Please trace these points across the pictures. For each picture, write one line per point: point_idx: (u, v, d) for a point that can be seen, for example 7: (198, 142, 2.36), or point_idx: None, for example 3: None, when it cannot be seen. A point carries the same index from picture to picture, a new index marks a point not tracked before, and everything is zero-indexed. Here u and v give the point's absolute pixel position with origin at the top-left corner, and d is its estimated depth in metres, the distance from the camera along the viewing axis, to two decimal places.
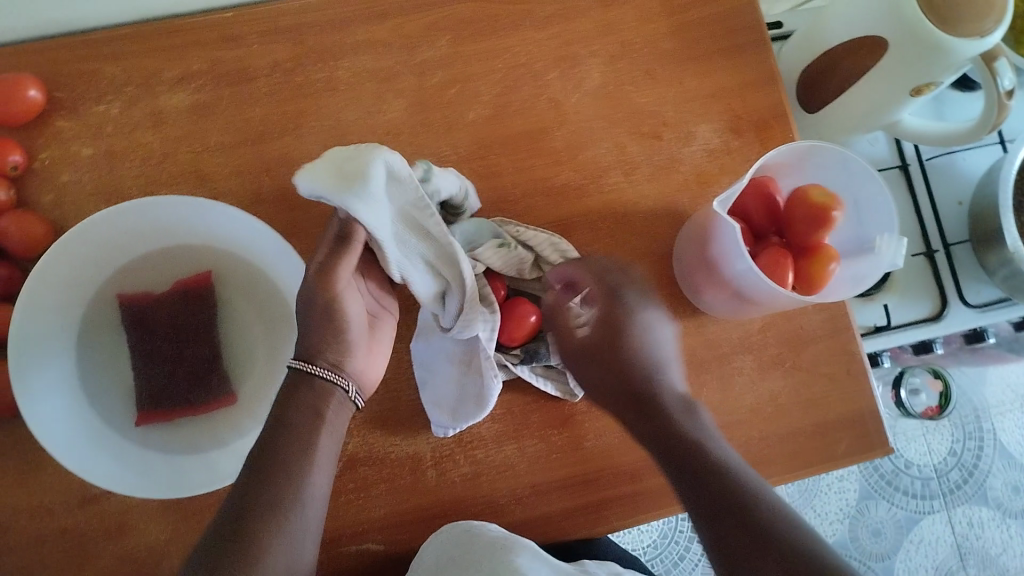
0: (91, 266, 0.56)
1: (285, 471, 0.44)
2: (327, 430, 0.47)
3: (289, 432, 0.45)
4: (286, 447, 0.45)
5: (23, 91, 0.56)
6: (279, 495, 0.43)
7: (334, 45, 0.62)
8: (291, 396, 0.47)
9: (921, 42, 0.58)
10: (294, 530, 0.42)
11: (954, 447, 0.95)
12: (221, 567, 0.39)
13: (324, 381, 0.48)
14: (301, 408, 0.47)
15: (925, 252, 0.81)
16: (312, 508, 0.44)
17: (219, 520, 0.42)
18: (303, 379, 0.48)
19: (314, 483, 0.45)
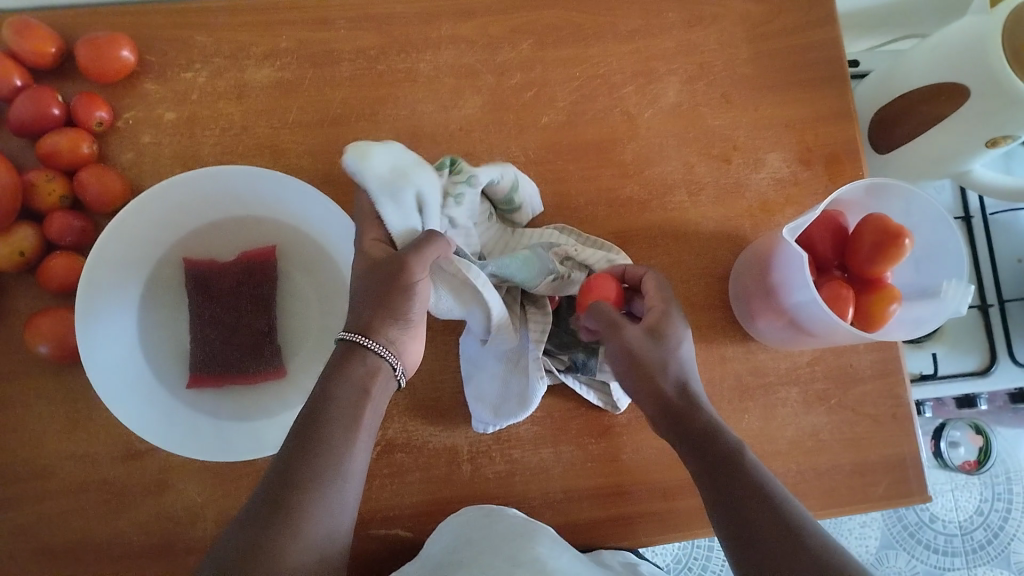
0: (163, 227, 0.57)
1: (326, 445, 0.43)
2: (373, 406, 0.46)
3: (334, 404, 0.44)
4: (330, 421, 0.44)
5: (117, 50, 0.58)
6: (319, 468, 0.41)
7: (419, 37, 0.63)
8: (343, 367, 0.46)
9: (1005, 94, 0.57)
10: (331, 504, 0.41)
11: (982, 507, 0.93)
12: (259, 539, 0.38)
13: (376, 356, 0.47)
14: (349, 382, 0.45)
15: (979, 305, 0.81)
16: (351, 483, 0.43)
17: (259, 490, 0.41)
18: (356, 352, 0.47)
19: (354, 456, 0.44)
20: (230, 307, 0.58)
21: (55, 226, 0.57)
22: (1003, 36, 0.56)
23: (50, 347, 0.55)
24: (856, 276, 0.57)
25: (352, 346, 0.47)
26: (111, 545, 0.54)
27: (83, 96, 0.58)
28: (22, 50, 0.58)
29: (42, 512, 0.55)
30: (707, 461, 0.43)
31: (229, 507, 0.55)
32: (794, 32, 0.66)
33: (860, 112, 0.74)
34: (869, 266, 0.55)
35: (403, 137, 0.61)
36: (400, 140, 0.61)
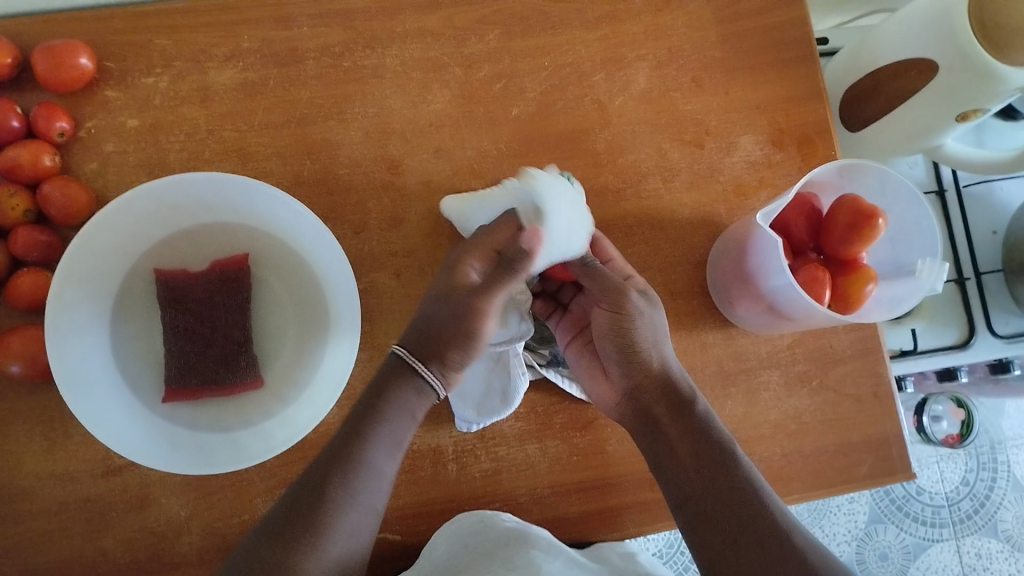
0: (132, 239, 0.56)
1: (363, 458, 0.46)
2: (411, 429, 0.49)
3: (375, 418, 0.47)
4: (369, 435, 0.47)
5: (75, 59, 0.57)
6: (356, 480, 0.45)
7: (384, 33, 0.62)
8: (396, 382, 0.49)
9: (974, 68, 0.57)
10: (360, 516, 0.44)
11: (968, 477, 0.94)
12: (294, 537, 0.41)
13: (428, 385, 0.50)
14: (397, 402, 0.48)
15: (956, 279, 0.82)
16: (379, 496, 0.46)
17: (301, 486, 0.44)
18: (409, 375, 0.49)
19: (384, 470, 0.47)
20: (204, 318, 0.57)
21: (21, 241, 0.56)
22: (970, 11, 0.56)
23: (22, 367, 0.54)
24: (833, 258, 0.57)
25: (407, 369, 0.49)
26: (94, 564, 0.54)
27: (42, 107, 0.57)
28: None
29: (22, 534, 0.54)
30: (700, 446, 0.49)
31: (212, 519, 0.55)
32: (762, 13, 0.65)
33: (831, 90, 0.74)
34: (845, 247, 0.55)
35: (372, 135, 0.61)
36: (369, 139, 0.60)
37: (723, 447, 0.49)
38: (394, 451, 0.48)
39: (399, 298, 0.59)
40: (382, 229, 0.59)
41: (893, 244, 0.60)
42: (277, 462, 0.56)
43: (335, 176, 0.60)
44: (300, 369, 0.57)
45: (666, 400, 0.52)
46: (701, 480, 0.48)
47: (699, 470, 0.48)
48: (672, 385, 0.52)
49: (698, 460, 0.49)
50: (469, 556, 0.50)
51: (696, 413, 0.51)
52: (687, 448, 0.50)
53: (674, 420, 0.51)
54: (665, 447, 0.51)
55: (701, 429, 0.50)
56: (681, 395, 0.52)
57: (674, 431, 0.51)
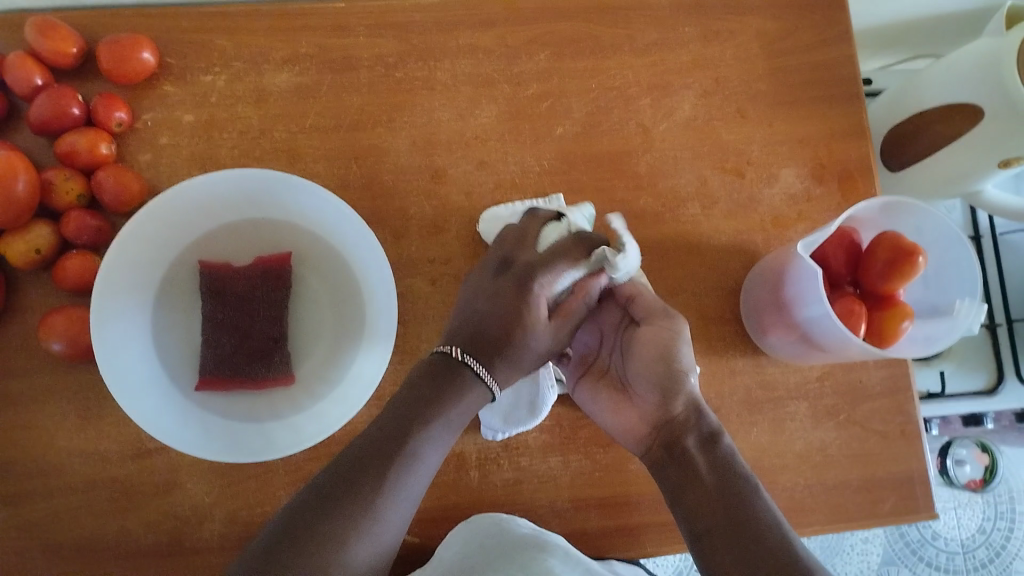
0: (181, 229, 0.58)
1: (406, 450, 0.44)
2: (459, 423, 0.47)
3: (422, 410, 0.45)
4: (416, 427, 0.45)
5: (138, 52, 0.58)
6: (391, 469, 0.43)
7: (438, 46, 0.63)
8: (451, 375, 0.47)
9: (1020, 115, 0.57)
10: (394, 504, 0.42)
11: (984, 525, 0.92)
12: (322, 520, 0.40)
13: (483, 385, 0.48)
14: (449, 396, 0.47)
15: (986, 324, 0.81)
16: (418, 490, 0.44)
17: (336, 469, 0.42)
18: (464, 376, 0.47)
19: (428, 465, 0.45)
20: (243, 313, 0.58)
21: (72, 225, 0.57)
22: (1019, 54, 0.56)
23: (63, 346, 0.55)
24: (870, 292, 0.57)
25: (461, 367, 0.48)
26: (118, 544, 0.54)
27: (103, 96, 0.58)
28: (44, 50, 0.58)
29: (50, 510, 0.55)
30: (726, 478, 0.46)
31: (236, 509, 0.55)
32: (809, 50, 0.66)
33: (873, 129, 0.74)
34: (882, 283, 0.55)
35: (419, 144, 0.62)
36: (416, 147, 0.62)
37: (750, 481, 0.46)
38: (439, 443, 0.46)
39: (434, 305, 0.60)
40: (423, 236, 0.60)
41: (929, 283, 0.60)
42: (304, 457, 0.56)
43: (381, 181, 0.61)
44: (334, 368, 0.58)
45: (696, 432, 0.49)
46: (722, 514, 0.45)
47: (724, 501, 0.45)
48: (700, 418, 0.50)
49: (724, 492, 0.46)
50: (483, 554, 0.50)
51: (723, 447, 0.48)
52: (713, 479, 0.46)
53: (698, 451, 0.48)
54: (687, 479, 0.47)
55: (728, 462, 0.47)
56: (706, 428, 0.49)
57: (699, 462, 0.48)
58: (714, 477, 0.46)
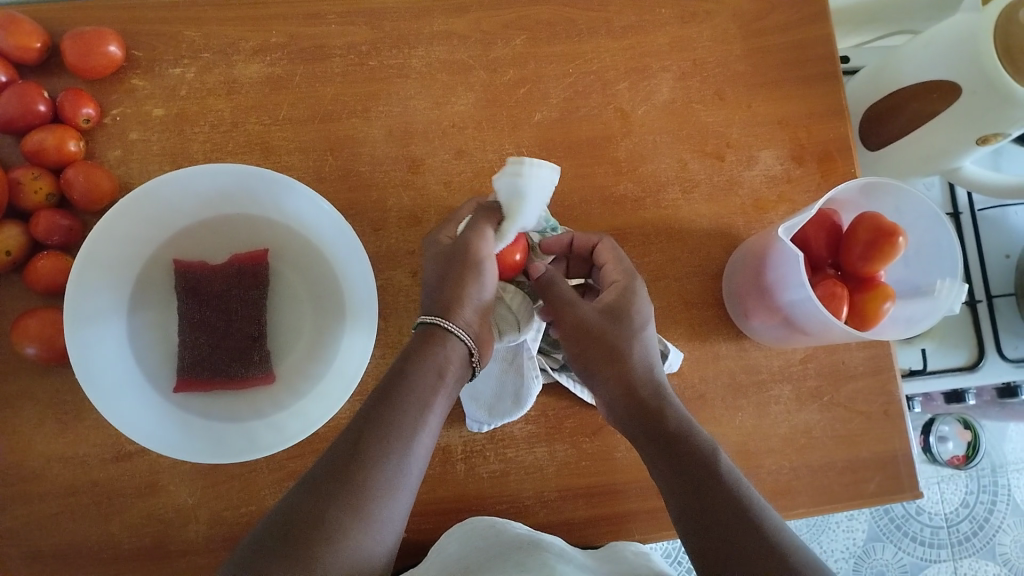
0: (154, 227, 0.56)
1: (396, 432, 0.43)
2: (443, 394, 0.47)
3: (412, 390, 0.45)
4: (399, 410, 0.44)
5: (104, 46, 0.57)
6: (385, 450, 0.42)
7: (412, 34, 0.62)
8: (425, 348, 0.47)
9: (993, 89, 0.57)
10: (393, 485, 0.42)
11: (967, 499, 0.94)
12: (324, 512, 0.39)
13: (456, 339, 0.48)
14: (425, 370, 0.46)
15: (967, 301, 0.82)
16: (417, 473, 0.44)
17: (328, 461, 0.42)
18: (436, 335, 0.48)
19: (422, 447, 0.44)
20: (221, 312, 0.57)
21: (42, 225, 0.56)
22: (994, 33, 0.56)
23: (37, 349, 0.54)
24: (850, 274, 0.57)
25: (431, 328, 0.48)
26: (100, 548, 0.54)
27: (69, 92, 0.57)
28: (7, 46, 0.57)
29: (31, 515, 0.54)
30: (679, 460, 0.45)
31: (220, 509, 0.55)
32: (786, 30, 0.66)
33: (851, 108, 0.74)
34: (863, 265, 0.55)
35: (395, 134, 0.61)
36: (393, 137, 0.61)
37: (705, 452, 0.45)
38: (434, 421, 0.46)
39: (415, 297, 0.59)
40: (402, 227, 0.60)
41: (909, 263, 0.61)
42: (287, 455, 0.56)
43: (358, 173, 0.60)
44: (314, 364, 0.57)
45: (642, 413, 0.47)
46: (682, 491, 0.43)
47: (682, 482, 0.44)
48: (635, 401, 0.48)
49: (677, 472, 0.44)
50: (481, 549, 0.49)
51: (671, 427, 0.46)
52: (667, 464, 0.45)
53: (649, 437, 0.47)
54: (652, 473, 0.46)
55: (681, 439, 0.46)
56: (648, 410, 0.48)
57: (652, 451, 0.46)
58: (667, 456, 0.45)
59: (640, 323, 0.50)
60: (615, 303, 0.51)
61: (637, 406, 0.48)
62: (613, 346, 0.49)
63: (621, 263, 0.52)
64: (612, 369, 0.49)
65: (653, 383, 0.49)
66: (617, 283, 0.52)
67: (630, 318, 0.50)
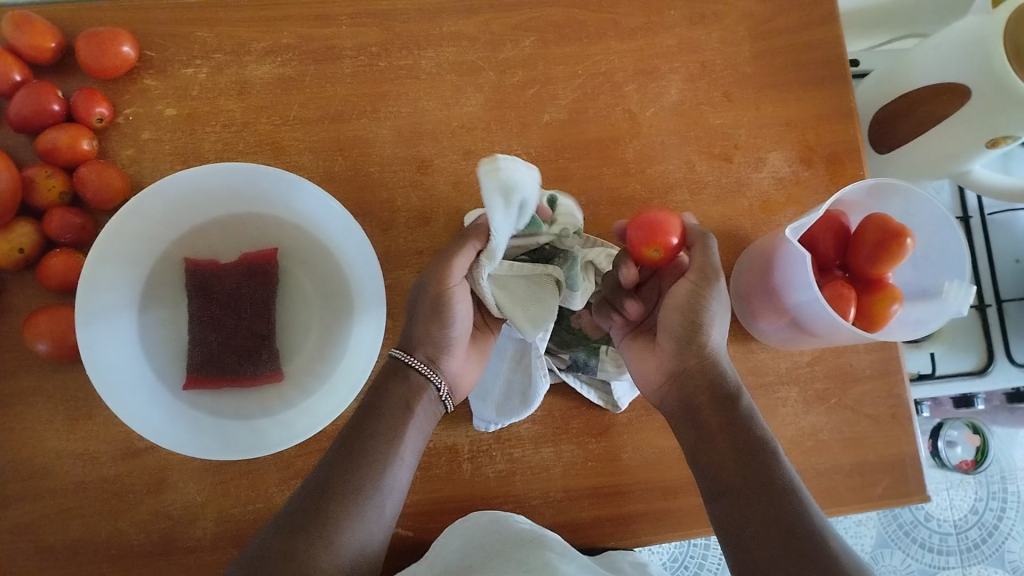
0: (164, 226, 0.57)
1: (367, 464, 0.46)
2: (414, 422, 0.50)
3: (382, 423, 0.48)
4: (370, 443, 0.47)
5: (117, 46, 0.58)
6: (355, 481, 0.45)
7: (421, 35, 0.63)
8: (390, 382, 0.51)
9: (1003, 93, 0.57)
10: (365, 512, 0.44)
11: (977, 505, 0.93)
12: (297, 539, 0.42)
13: (420, 377, 0.52)
14: (395, 406, 0.50)
15: (976, 305, 0.82)
16: (392, 499, 0.47)
17: (302, 492, 0.45)
18: (403, 372, 0.51)
19: (395, 478, 0.47)
20: (230, 310, 0.58)
21: (55, 224, 0.56)
22: (1004, 37, 0.56)
23: (49, 345, 0.54)
24: (858, 275, 0.57)
25: (399, 365, 0.52)
26: (109, 545, 0.54)
27: (82, 92, 0.58)
28: (22, 45, 0.57)
29: (41, 511, 0.54)
30: (744, 444, 0.46)
31: (228, 506, 0.55)
32: (795, 32, 0.66)
33: (860, 110, 0.74)
34: (871, 266, 0.55)
35: (404, 135, 0.61)
36: (402, 138, 0.61)
37: (768, 445, 0.46)
38: (408, 448, 0.49)
39: None
40: (411, 227, 0.60)
41: (918, 264, 0.60)
42: (295, 452, 0.56)
43: (367, 173, 0.60)
44: (322, 363, 0.57)
45: (713, 391, 0.49)
46: (739, 474, 0.45)
47: (744, 468, 0.45)
48: (713, 379, 0.50)
49: (738, 454, 0.46)
50: (482, 549, 0.49)
51: (741, 409, 0.48)
52: (727, 439, 0.47)
53: (716, 416, 0.48)
54: (704, 439, 0.48)
55: (747, 424, 0.47)
56: (722, 389, 0.49)
57: (714, 423, 0.48)
58: (732, 439, 0.47)
59: (711, 316, 0.51)
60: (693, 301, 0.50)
61: (712, 386, 0.50)
62: (692, 338, 0.50)
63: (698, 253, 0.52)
64: (685, 350, 0.51)
65: (718, 367, 0.50)
66: (687, 278, 0.51)
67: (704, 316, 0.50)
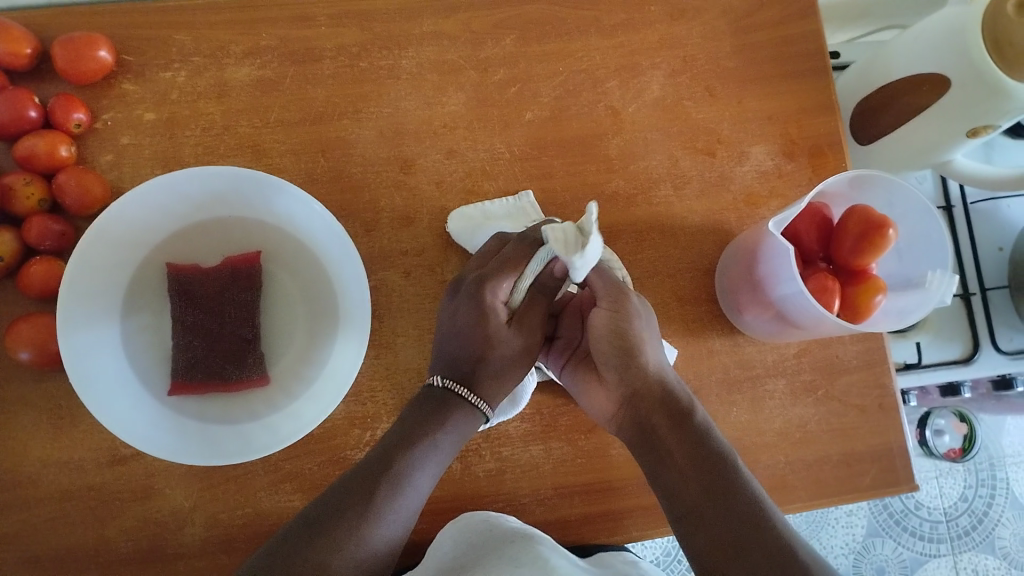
0: (146, 231, 0.57)
1: (394, 483, 0.45)
2: (451, 449, 0.49)
3: (419, 444, 0.47)
4: (402, 462, 0.46)
5: (95, 51, 0.57)
6: (378, 500, 0.44)
7: (402, 34, 0.62)
8: (449, 412, 0.49)
9: (982, 81, 0.57)
10: (380, 531, 0.43)
11: (966, 493, 0.94)
12: (305, 554, 0.41)
13: (471, 407, 0.50)
14: (438, 427, 0.48)
15: (961, 294, 0.82)
16: (410, 519, 0.46)
17: (317, 507, 0.44)
18: (450, 401, 0.50)
19: (417, 498, 0.46)
20: (213, 315, 0.57)
21: (35, 231, 0.56)
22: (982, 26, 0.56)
23: (31, 354, 0.54)
24: (842, 267, 0.57)
25: (447, 395, 0.50)
26: (97, 553, 0.54)
27: (60, 98, 0.57)
28: None
29: (27, 521, 0.54)
30: (699, 458, 0.45)
31: (216, 511, 0.55)
32: (775, 25, 0.66)
33: (842, 102, 0.74)
34: (854, 258, 0.55)
35: (386, 135, 0.61)
36: (384, 138, 0.61)
37: (726, 457, 0.45)
38: (433, 471, 0.48)
39: (408, 296, 0.59)
40: (395, 228, 0.60)
41: (901, 255, 0.61)
42: (283, 456, 0.56)
43: (350, 174, 0.60)
44: (308, 365, 0.57)
45: (664, 409, 0.48)
46: (699, 491, 0.44)
47: (700, 485, 0.44)
48: (667, 398, 0.49)
49: (696, 468, 0.45)
50: (473, 550, 0.50)
51: (695, 422, 0.47)
52: (686, 457, 0.46)
53: (671, 435, 0.47)
54: (661, 461, 0.47)
55: (703, 438, 0.46)
56: (676, 407, 0.48)
57: (670, 441, 0.47)
58: (689, 455, 0.46)
59: (640, 336, 0.51)
60: (616, 328, 0.51)
61: (661, 404, 0.48)
62: (619, 364, 0.50)
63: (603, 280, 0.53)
64: (626, 370, 0.50)
65: (664, 381, 0.49)
66: (602, 307, 0.51)
67: (630, 338, 0.50)
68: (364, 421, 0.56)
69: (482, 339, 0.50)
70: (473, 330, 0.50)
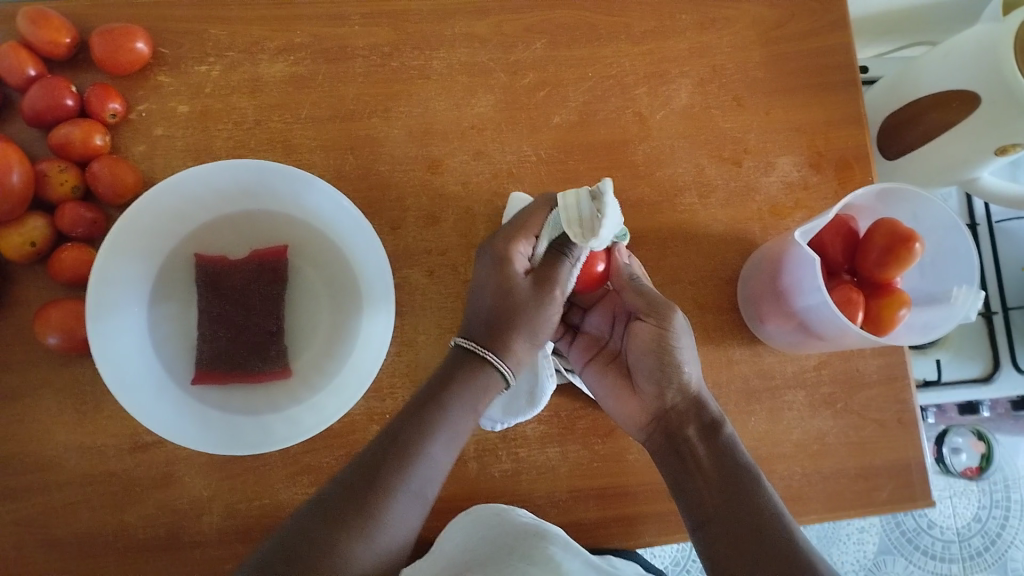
0: (177, 221, 0.57)
1: (411, 456, 0.45)
2: (470, 420, 0.48)
3: (438, 415, 0.47)
4: (421, 435, 0.46)
5: (132, 43, 0.58)
6: (396, 475, 0.44)
7: (434, 36, 0.63)
8: (458, 374, 0.48)
9: (1013, 97, 0.57)
10: (399, 507, 0.43)
11: (980, 514, 0.93)
12: (327, 528, 0.40)
13: (492, 371, 0.49)
14: (455, 397, 0.48)
15: (983, 313, 0.82)
16: (429, 493, 0.45)
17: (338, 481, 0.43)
18: (473, 364, 0.49)
19: (435, 472, 0.46)
20: (239, 307, 0.58)
21: (67, 218, 0.57)
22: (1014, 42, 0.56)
23: (60, 339, 0.54)
24: (866, 280, 0.57)
25: (468, 354, 0.49)
26: (116, 538, 0.54)
27: (96, 87, 0.58)
28: (37, 40, 0.58)
29: (48, 504, 0.54)
30: (726, 472, 0.47)
31: (235, 501, 0.55)
32: (805, 37, 0.66)
33: (869, 116, 0.74)
34: (879, 270, 0.55)
35: (415, 134, 0.62)
36: (413, 137, 0.61)
37: (751, 473, 0.47)
38: (449, 444, 0.47)
39: (432, 295, 0.59)
40: (420, 227, 0.60)
41: (925, 271, 0.60)
42: (302, 449, 0.56)
43: (377, 172, 0.61)
44: (329, 359, 0.58)
45: (696, 421, 0.50)
46: (724, 503, 0.46)
47: (726, 497, 0.46)
48: (699, 412, 0.50)
49: (722, 481, 0.47)
50: (485, 544, 0.49)
51: (724, 438, 0.49)
52: (712, 471, 0.48)
53: (702, 448, 0.49)
54: (687, 469, 0.49)
55: (731, 453, 0.48)
56: (707, 421, 0.50)
57: (701, 453, 0.49)
58: (717, 469, 0.48)
59: (683, 355, 0.51)
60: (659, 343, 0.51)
61: (693, 417, 0.50)
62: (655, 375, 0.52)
63: (645, 297, 0.52)
64: (664, 383, 0.51)
65: (699, 396, 0.51)
66: (648, 321, 0.52)
67: (673, 354, 0.51)
68: (384, 417, 0.57)
69: (504, 291, 0.50)
70: (495, 283, 0.50)
